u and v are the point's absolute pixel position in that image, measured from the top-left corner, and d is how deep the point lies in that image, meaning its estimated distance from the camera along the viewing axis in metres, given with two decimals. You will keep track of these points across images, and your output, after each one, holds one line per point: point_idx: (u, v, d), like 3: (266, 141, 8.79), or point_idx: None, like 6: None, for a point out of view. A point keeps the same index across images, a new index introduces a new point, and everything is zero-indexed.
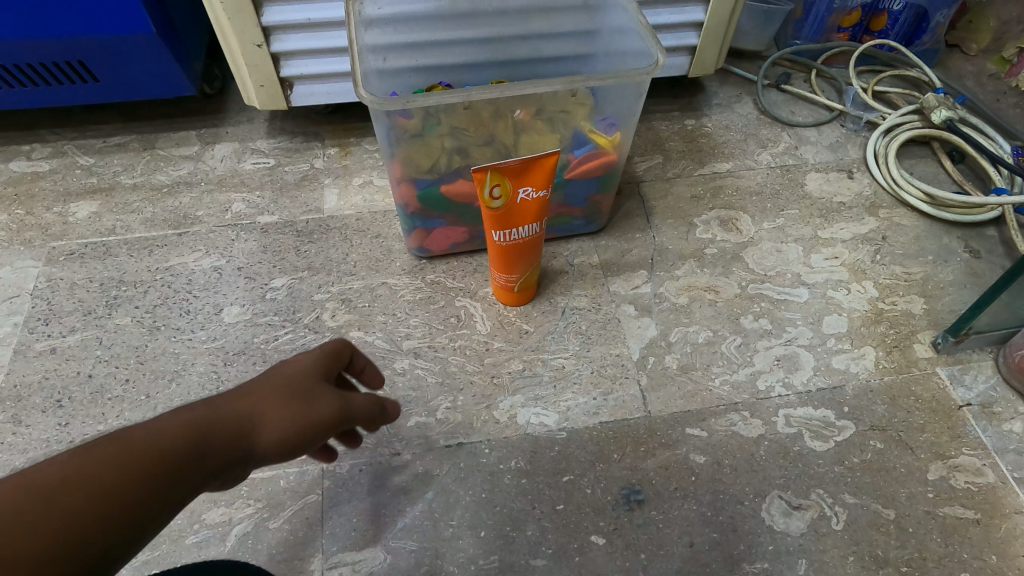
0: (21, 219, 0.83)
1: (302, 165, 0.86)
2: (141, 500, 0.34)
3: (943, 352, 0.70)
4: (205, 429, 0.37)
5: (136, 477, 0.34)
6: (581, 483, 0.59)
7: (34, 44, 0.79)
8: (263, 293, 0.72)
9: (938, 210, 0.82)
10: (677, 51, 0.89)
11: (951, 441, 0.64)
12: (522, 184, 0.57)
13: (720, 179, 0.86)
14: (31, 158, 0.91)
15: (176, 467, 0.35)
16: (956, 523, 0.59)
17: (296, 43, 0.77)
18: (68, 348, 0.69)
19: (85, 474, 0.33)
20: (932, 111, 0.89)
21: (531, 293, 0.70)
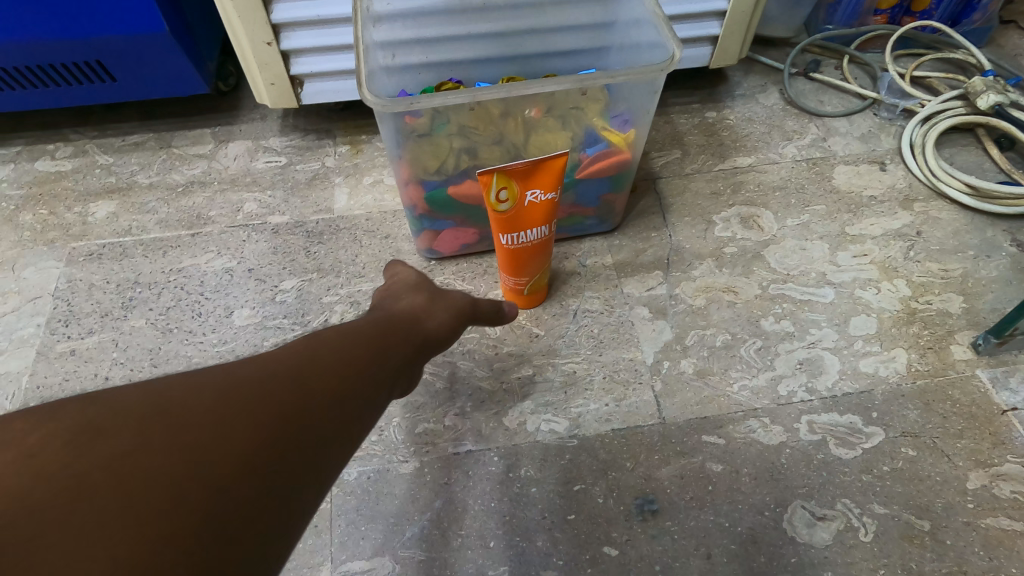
0: (43, 219, 0.84)
1: (313, 164, 0.86)
2: (363, 379, 0.38)
3: (984, 353, 0.67)
4: (390, 327, 0.45)
5: (353, 363, 0.38)
6: (594, 492, 0.57)
7: (51, 45, 0.79)
8: (274, 296, 0.71)
9: (981, 202, 0.78)
10: (697, 42, 0.86)
11: (992, 448, 0.61)
12: (530, 186, 0.55)
13: (742, 174, 0.83)
14: (54, 157, 0.92)
15: (380, 353, 0.41)
16: (1000, 535, 0.56)
17: (304, 40, 0.76)
18: (85, 350, 0.70)
19: (308, 361, 0.36)
20: (978, 97, 0.85)
21: (541, 296, 0.69)
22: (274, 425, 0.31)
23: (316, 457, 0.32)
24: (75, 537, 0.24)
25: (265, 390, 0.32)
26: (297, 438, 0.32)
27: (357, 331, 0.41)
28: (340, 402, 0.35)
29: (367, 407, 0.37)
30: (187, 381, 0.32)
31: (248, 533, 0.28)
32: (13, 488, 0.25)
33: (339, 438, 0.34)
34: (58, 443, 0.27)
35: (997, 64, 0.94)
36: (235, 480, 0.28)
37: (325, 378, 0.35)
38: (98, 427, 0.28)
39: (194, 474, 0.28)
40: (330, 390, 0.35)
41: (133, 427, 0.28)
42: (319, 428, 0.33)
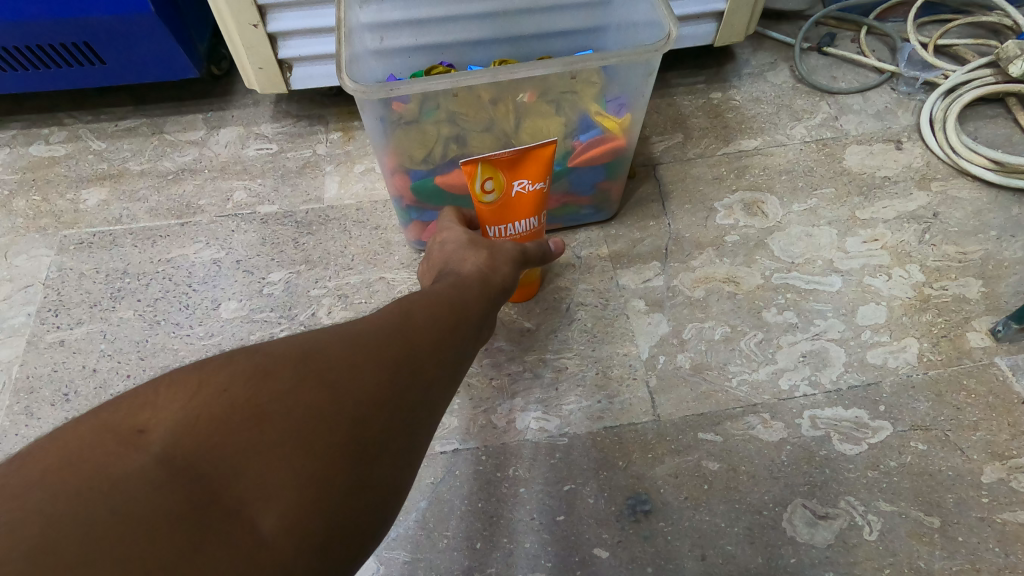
0: (37, 205, 0.83)
1: (305, 151, 0.84)
2: (455, 335, 0.44)
3: (1004, 340, 0.64)
4: (466, 287, 0.49)
5: (445, 322, 0.44)
6: (583, 493, 0.56)
7: (37, 26, 0.78)
8: (261, 288, 0.70)
9: (1007, 178, 0.74)
10: (701, 18, 0.82)
11: (1011, 439, 0.58)
12: (515, 176, 0.54)
13: (747, 157, 0.80)
14: (48, 142, 0.90)
15: (465, 311, 0.46)
16: (1018, 530, 0.54)
17: (292, 23, 0.74)
18: (74, 341, 0.69)
19: (407, 322, 0.42)
20: (1010, 63, 0.80)
21: (534, 291, 0.67)
22: (391, 375, 0.37)
23: (428, 399, 0.39)
24: (266, 457, 0.31)
25: (379, 346, 0.38)
26: (410, 387, 0.38)
27: (440, 293, 0.47)
28: (441, 356, 0.41)
29: (458, 361, 0.43)
30: (320, 337, 0.38)
31: (383, 451, 0.35)
32: (215, 416, 0.32)
33: (442, 386, 0.41)
34: (239, 382, 0.33)
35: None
36: (370, 415, 0.35)
37: (424, 335, 0.41)
38: (265, 369, 0.34)
39: (342, 409, 0.34)
40: (433, 345, 0.41)
41: (291, 372, 0.34)
42: (428, 379, 0.39)
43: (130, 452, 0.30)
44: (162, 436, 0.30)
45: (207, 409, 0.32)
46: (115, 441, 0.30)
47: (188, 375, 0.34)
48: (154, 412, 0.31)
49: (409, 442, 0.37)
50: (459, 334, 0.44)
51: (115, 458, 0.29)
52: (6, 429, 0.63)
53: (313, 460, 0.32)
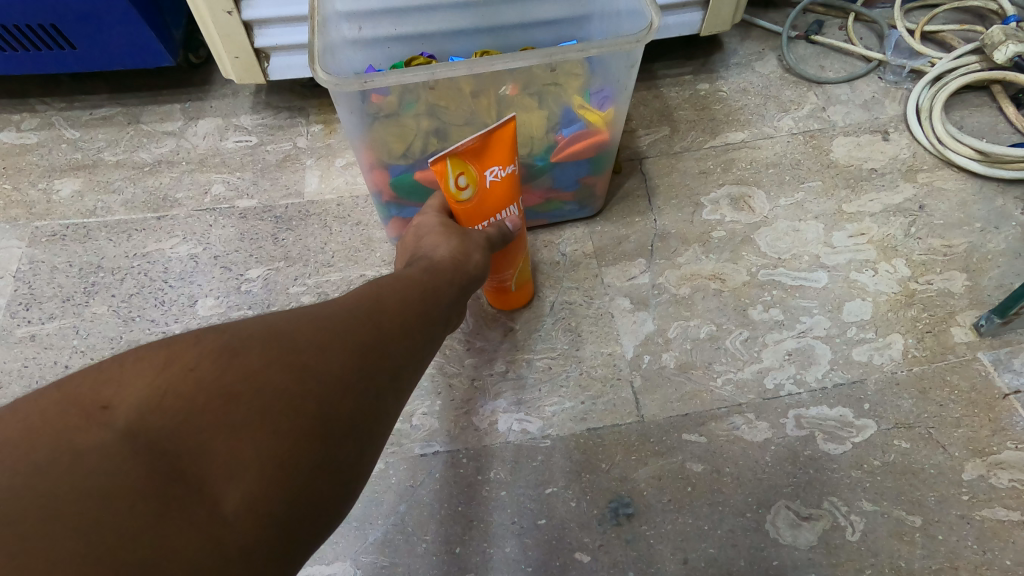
0: (6, 195, 0.81)
1: (284, 144, 0.82)
2: (426, 319, 0.43)
3: (986, 334, 0.63)
4: (439, 273, 0.48)
5: (416, 306, 0.43)
6: (565, 496, 0.55)
7: (2, 5, 0.75)
8: (238, 285, 0.68)
9: (990, 168, 0.74)
10: (687, 8, 0.81)
11: (992, 434, 0.58)
12: (486, 165, 0.52)
13: (734, 151, 0.79)
14: (19, 130, 0.88)
15: (437, 297, 0.45)
16: (996, 527, 0.54)
17: (267, 10, 0.71)
18: (45, 337, 0.67)
19: (379, 305, 0.40)
20: (995, 50, 0.80)
21: (530, 291, 0.65)
22: (363, 357, 0.36)
23: (398, 382, 0.38)
24: (233, 433, 0.30)
25: (350, 326, 0.37)
26: (381, 369, 0.37)
27: (412, 277, 0.46)
28: (413, 339, 0.41)
29: (431, 345, 0.42)
30: (290, 316, 0.37)
31: (352, 434, 0.34)
32: (182, 394, 0.30)
33: (413, 370, 0.40)
34: (206, 359, 0.32)
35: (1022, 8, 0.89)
36: (340, 396, 0.34)
37: (396, 318, 0.40)
38: (234, 347, 0.33)
39: (313, 387, 0.33)
40: (405, 328, 0.40)
41: (260, 351, 0.33)
42: (399, 361, 0.38)
43: (91, 429, 0.28)
44: (127, 413, 0.29)
45: (170, 387, 0.30)
46: (76, 417, 0.29)
47: (151, 352, 0.32)
48: (117, 388, 0.30)
49: (380, 424, 0.36)
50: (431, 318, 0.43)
51: (75, 435, 0.28)
52: None
53: (281, 440, 0.31)
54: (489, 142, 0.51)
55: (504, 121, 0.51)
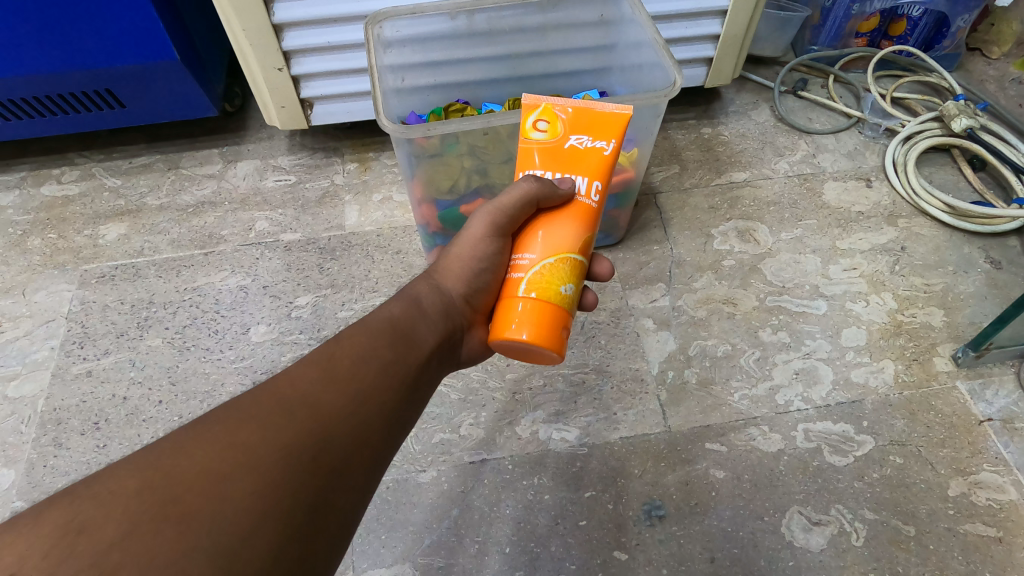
0: (53, 243, 0.83)
1: (322, 182, 0.88)
2: (349, 422, 0.39)
3: (964, 366, 0.70)
4: (403, 330, 0.46)
5: (338, 406, 0.39)
6: (603, 499, 0.61)
7: (59, 75, 0.78)
8: (289, 312, 0.75)
9: (958, 220, 0.81)
10: (693, 63, 0.89)
11: (971, 456, 0.64)
12: (575, 129, 0.49)
13: (738, 189, 0.87)
14: (60, 181, 0.90)
15: (396, 363, 0.43)
16: (977, 541, 0.59)
17: (315, 66, 0.78)
18: (102, 371, 0.71)
19: (316, 394, 0.39)
20: (952, 119, 0.89)
21: (535, 324, 0.42)
22: (294, 464, 0.35)
23: (343, 482, 0.37)
24: None
25: (281, 428, 0.36)
26: (318, 474, 0.36)
27: (370, 336, 0.44)
28: (359, 430, 0.39)
29: (387, 426, 0.41)
30: (213, 425, 0.35)
31: None
32: None
33: (364, 461, 0.39)
34: (47, 548, 0.28)
35: (969, 89, 0.99)
36: (242, 543, 0.31)
37: (336, 407, 0.39)
38: (86, 521, 0.29)
39: (194, 547, 0.30)
40: (349, 418, 0.39)
41: (122, 515, 0.30)
42: (341, 459, 0.37)
43: None
44: None
45: None
46: None
47: None
48: None
49: (325, 532, 0.35)
50: (387, 391, 0.42)
51: None
52: (35, 460, 0.65)
53: None
54: (590, 111, 0.49)
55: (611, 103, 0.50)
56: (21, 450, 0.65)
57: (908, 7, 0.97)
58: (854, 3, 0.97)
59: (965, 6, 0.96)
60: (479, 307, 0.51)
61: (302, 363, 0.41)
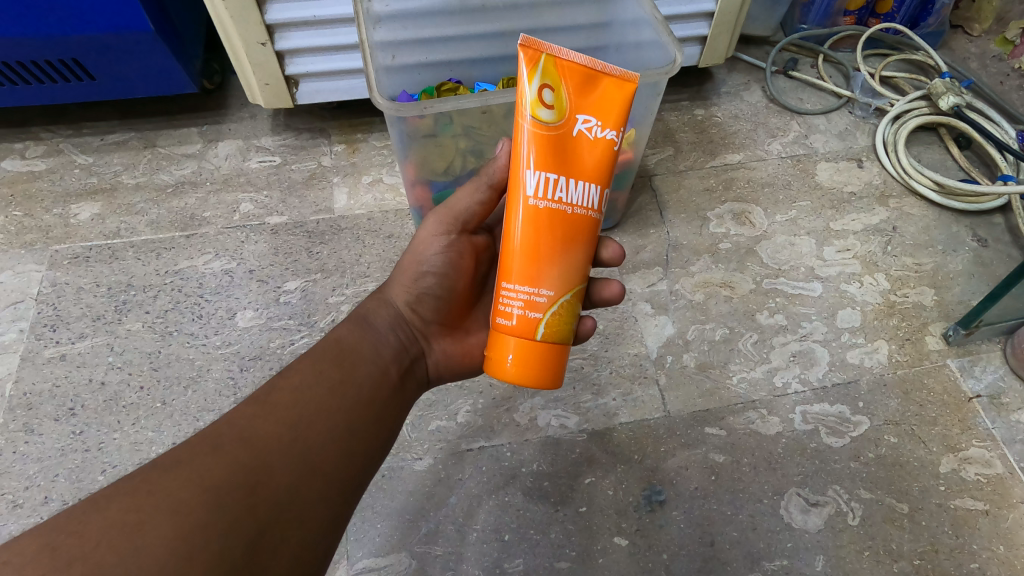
0: (19, 221, 0.80)
1: (309, 163, 0.86)
2: (284, 448, 0.39)
3: (954, 344, 0.70)
4: (352, 349, 0.46)
5: (271, 435, 0.39)
6: (603, 484, 0.61)
7: (23, 43, 0.73)
8: (277, 297, 0.73)
9: (946, 199, 0.81)
10: (688, 41, 0.88)
11: (962, 433, 0.64)
12: (583, 106, 0.40)
13: (732, 171, 0.86)
14: (24, 157, 0.86)
15: (344, 382, 0.44)
16: (966, 515, 0.60)
17: (301, 41, 0.75)
18: (77, 356, 0.68)
19: (251, 428, 0.39)
20: (940, 98, 0.88)
21: (545, 367, 0.42)
22: (228, 500, 0.35)
23: (287, 514, 0.37)
24: None
25: (214, 466, 0.36)
26: (257, 506, 0.36)
27: (315, 358, 0.44)
28: (302, 457, 0.39)
29: (340, 450, 0.41)
30: (144, 473, 0.35)
31: None
32: None
33: (312, 490, 0.39)
34: None
35: (955, 67, 0.99)
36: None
37: (274, 436, 0.39)
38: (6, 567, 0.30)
39: None
40: (289, 448, 0.39)
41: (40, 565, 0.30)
42: (283, 491, 0.37)
43: None
44: None
45: None
46: None
47: None
48: None
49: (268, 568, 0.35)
50: (337, 411, 0.42)
51: None
52: (5, 447, 0.62)
53: None
54: (594, 81, 0.39)
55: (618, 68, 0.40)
56: None
57: None
58: None
59: None
60: (433, 319, 0.51)
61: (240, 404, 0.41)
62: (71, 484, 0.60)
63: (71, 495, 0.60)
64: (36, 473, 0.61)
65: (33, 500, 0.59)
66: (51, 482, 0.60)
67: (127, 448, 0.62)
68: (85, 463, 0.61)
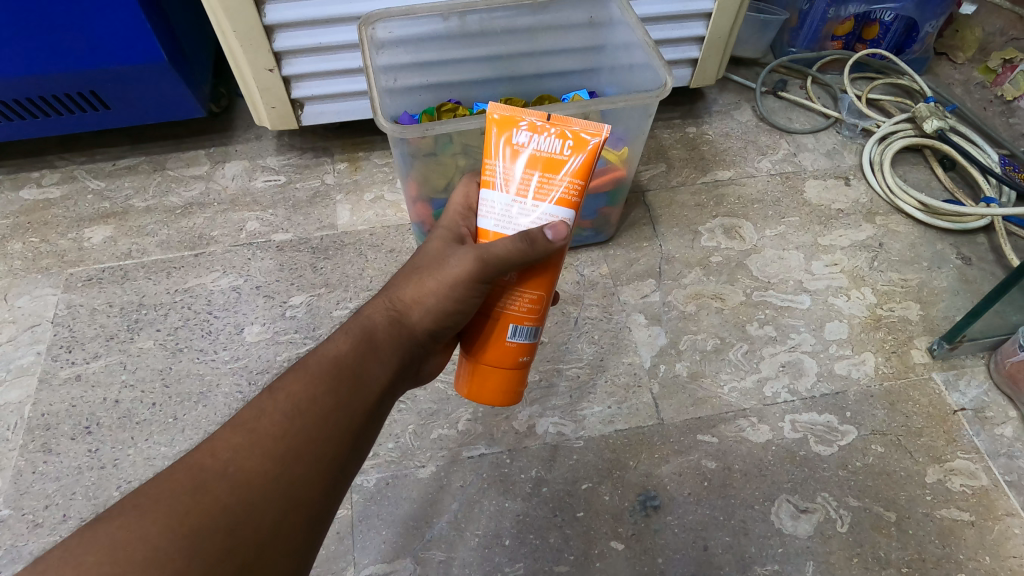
0: (35, 247, 0.82)
1: (313, 182, 0.89)
2: (269, 486, 0.36)
3: (938, 357, 0.73)
4: (352, 374, 0.42)
5: (257, 473, 0.36)
6: (600, 491, 0.63)
7: (43, 76, 0.76)
8: (283, 311, 0.75)
9: (931, 218, 0.84)
10: (679, 64, 0.91)
11: (946, 444, 0.67)
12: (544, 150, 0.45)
13: (723, 187, 0.89)
14: (40, 184, 0.89)
15: (337, 412, 0.41)
16: (952, 524, 0.62)
17: (307, 66, 0.78)
18: (91, 375, 0.70)
19: (236, 463, 0.36)
20: (924, 121, 0.91)
21: None
22: (206, 545, 0.33)
23: (267, 553, 0.35)
24: None
25: (196, 506, 0.34)
26: (236, 552, 0.34)
27: (314, 378, 0.41)
28: (285, 494, 0.37)
29: (326, 482, 0.39)
30: (122, 514, 0.33)
31: None
32: None
33: (296, 526, 0.37)
34: None
35: (939, 92, 1.02)
36: None
37: (260, 471, 0.36)
38: None
39: None
40: (276, 483, 0.36)
41: None
42: (265, 528, 0.35)
43: None
44: None
45: None
46: None
47: None
48: None
49: None
50: (326, 442, 0.39)
51: None
52: (23, 467, 0.64)
53: None
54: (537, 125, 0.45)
55: (538, 110, 0.44)
56: (8, 457, 0.65)
57: (881, 11, 1.00)
58: (830, 6, 1.00)
59: (933, 12, 0.99)
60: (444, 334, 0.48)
61: (224, 428, 0.38)
62: (88, 502, 0.62)
63: (88, 512, 0.61)
64: (55, 492, 0.62)
65: (51, 518, 0.61)
66: (69, 500, 0.62)
67: (141, 463, 0.64)
68: (100, 480, 0.63)
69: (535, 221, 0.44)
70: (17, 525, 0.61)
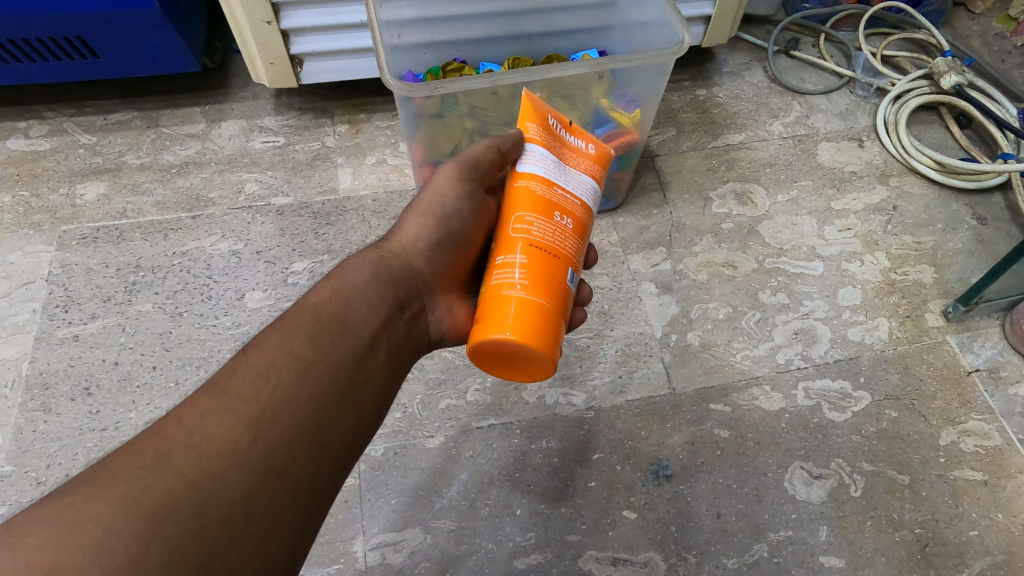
0: (26, 201, 0.79)
1: (313, 144, 0.86)
2: (241, 455, 0.34)
3: (953, 320, 0.71)
4: (336, 323, 0.41)
5: (228, 440, 0.34)
6: (612, 461, 0.62)
7: (27, 18, 0.72)
8: (285, 278, 0.73)
9: (946, 178, 0.82)
10: (692, 21, 0.88)
11: (961, 407, 0.66)
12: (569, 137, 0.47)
13: (734, 151, 0.87)
14: (27, 136, 0.86)
15: (319, 368, 0.39)
16: (965, 485, 0.61)
17: (306, 20, 0.75)
18: (89, 336, 0.69)
19: (204, 430, 0.34)
20: (941, 77, 0.88)
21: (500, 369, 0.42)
22: (166, 529, 0.30)
23: (243, 526, 0.33)
24: None
25: (158, 480, 0.32)
26: (206, 530, 0.32)
27: (288, 333, 0.39)
28: (261, 461, 0.35)
29: (308, 444, 0.37)
30: (79, 490, 0.31)
31: None
32: None
33: (277, 497, 0.35)
34: None
35: (955, 46, 0.99)
36: None
37: (229, 439, 0.34)
38: None
39: None
40: (247, 453, 0.34)
41: None
42: (238, 502, 0.33)
43: None
44: None
45: None
46: None
47: None
48: None
49: None
50: (307, 401, 0.37)
51: None
52: (23, 426, 0.63)
53: None
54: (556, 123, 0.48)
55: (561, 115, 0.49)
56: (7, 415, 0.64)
57: None
58: None
59: None
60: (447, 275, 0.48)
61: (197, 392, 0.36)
62: (90, 463, 0.61)
63: None
64: (56, 452, 0.61)
65: (54, 478, 0.60)
66: (71, 460, 0.61)
67: (144, 427, 0.63)
68: (103, 442, 0.62)
69: (577, 187, 0.45)
70: (20, 483, 0.60)
